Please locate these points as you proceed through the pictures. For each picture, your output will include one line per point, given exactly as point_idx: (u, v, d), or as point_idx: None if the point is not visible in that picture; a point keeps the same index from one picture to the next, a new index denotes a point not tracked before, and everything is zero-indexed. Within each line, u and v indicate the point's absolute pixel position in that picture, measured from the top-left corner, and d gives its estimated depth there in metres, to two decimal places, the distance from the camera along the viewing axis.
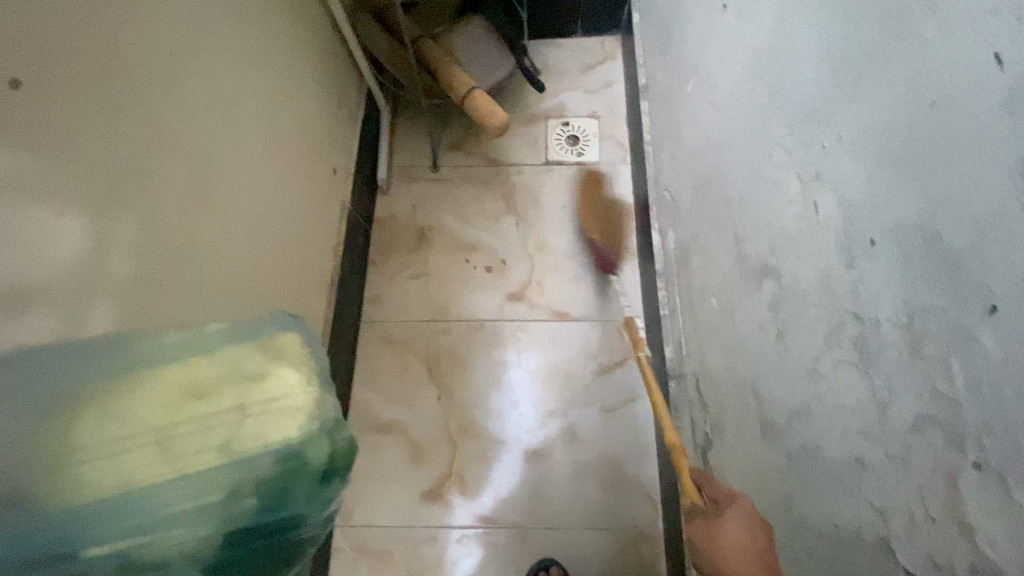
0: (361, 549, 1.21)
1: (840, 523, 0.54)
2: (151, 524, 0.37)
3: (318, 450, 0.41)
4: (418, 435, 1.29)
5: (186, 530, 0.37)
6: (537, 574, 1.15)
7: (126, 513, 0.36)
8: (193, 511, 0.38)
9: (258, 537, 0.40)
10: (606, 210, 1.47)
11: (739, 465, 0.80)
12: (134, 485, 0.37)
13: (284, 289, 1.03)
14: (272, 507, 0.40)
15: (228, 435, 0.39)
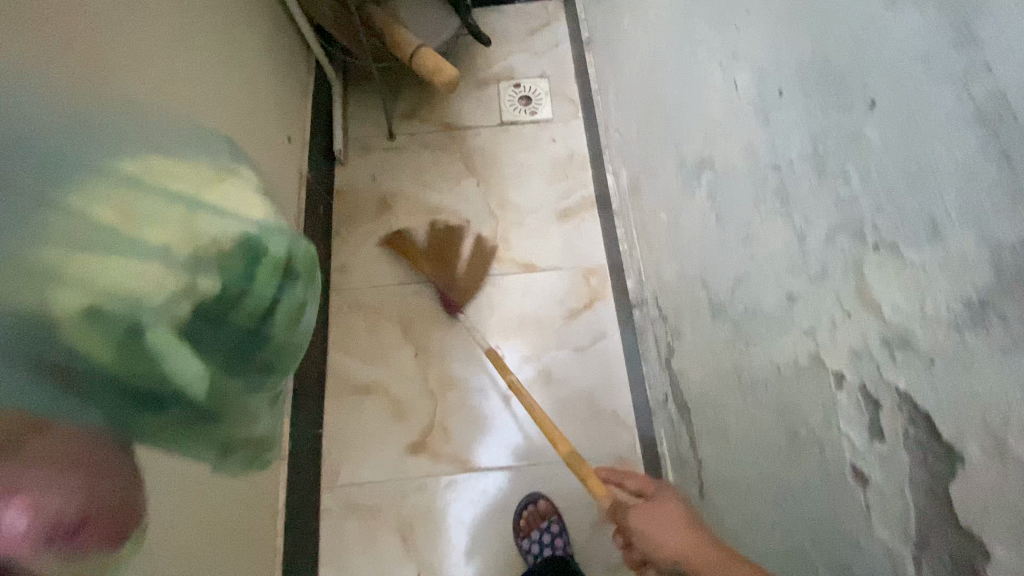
0: (350, 507, 1.22)
1: (780, 361, 0.59)
2: (117, 279, 0.31)
3: (281, 237, 0.42)
4: (398, 392, 1.32)
5: (159, 293, 0.33)
6: (526, 507, 1.19)
7: (90, 242, 0.31)
8: (167, 273, 0.34)
9: (226, 323, 0.38)
10: (562, 163, 1.51)
11: (697, 358, 0.85)
12: (75, 237, 0.30)
13: None
14: (242, 282, 0.38)
15: (198, 195, 0.37)
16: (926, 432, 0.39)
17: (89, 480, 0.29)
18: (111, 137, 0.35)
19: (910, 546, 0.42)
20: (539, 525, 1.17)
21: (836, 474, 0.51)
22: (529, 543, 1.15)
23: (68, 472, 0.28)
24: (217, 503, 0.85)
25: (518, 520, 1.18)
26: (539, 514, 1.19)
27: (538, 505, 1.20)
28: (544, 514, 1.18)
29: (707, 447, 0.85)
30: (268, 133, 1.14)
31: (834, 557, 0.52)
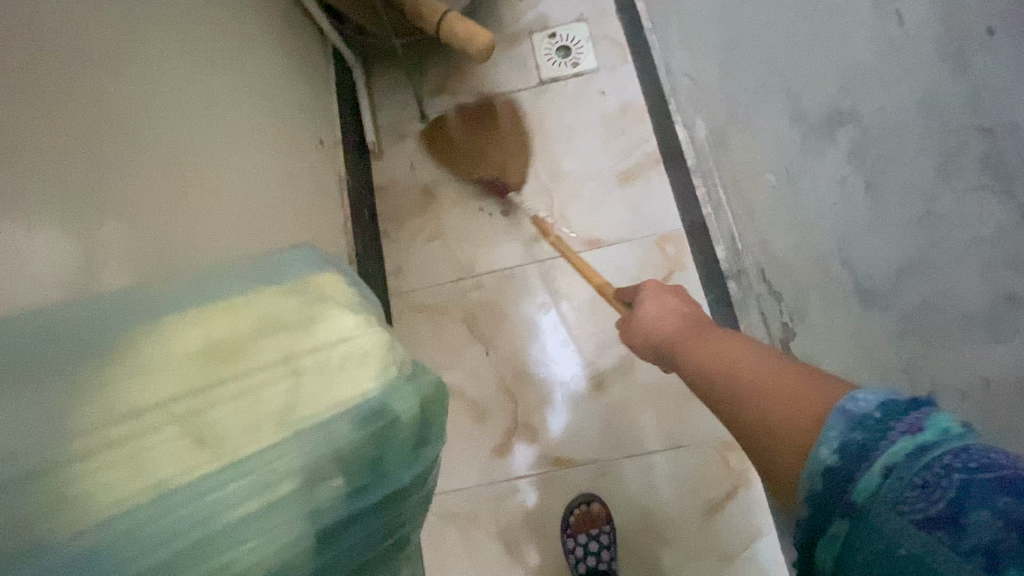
0: (446, 516, 1.20)
1: None
2: (243, 529, 0.41)
3: (398, 398, 0.49)
4: (475, 394, 1.26)
5: (282, 520, 0.42)
6: (575, 508, 1.14)
7: (211, 496, 0.41)
8: (282, 501, 0.43)
9: (361, 508, 0.47)
10: (615, 119, 1.34)
11: None
12: (215, 509, 0.40)
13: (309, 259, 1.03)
14: (362, 469, 0.47)
15: (299, 407, 0.46)
16: None
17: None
18: (181, 395, 0.44)
19: None
20: (587, 530, 1.11)
21: None
22: (575, 546, 1.10)
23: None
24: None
25: (566, 518, 1.13)
26: (590, 516, 1.12)
27: (592, 508, 1.13)
28: (596, 519, 1.12)
29: None
30: (293, 166, 1.04)
31: None
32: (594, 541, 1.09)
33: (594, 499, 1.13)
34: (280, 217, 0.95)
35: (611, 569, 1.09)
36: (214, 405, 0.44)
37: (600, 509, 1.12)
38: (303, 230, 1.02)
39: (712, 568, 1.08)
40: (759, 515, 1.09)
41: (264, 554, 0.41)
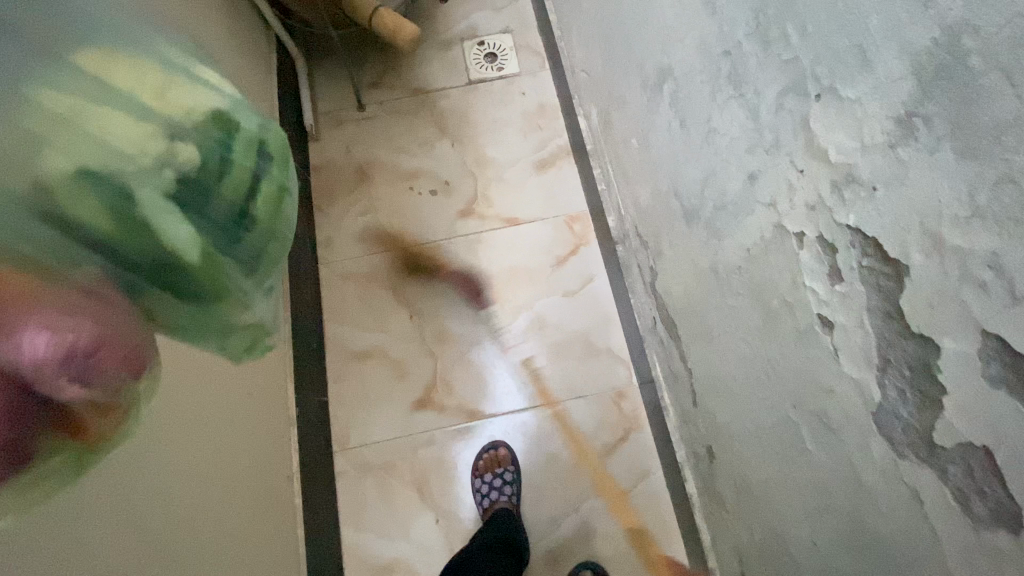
0: (363, 466, 1.26)
1: (749, 244, 0.62)
2: (59, 135, 0.28)
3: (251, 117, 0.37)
4: (397, 354, 1.35)
5: (109, 152, 0.29)
6: (484, 454, 1.25)
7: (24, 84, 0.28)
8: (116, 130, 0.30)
9: (212, 208, 0.34)
10: (534, 116, 1.52)
11: (678, 271, 0.89)
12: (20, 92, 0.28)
13: None
14: (222, 152, 0.34)
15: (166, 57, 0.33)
16: (876, 257, 0.42)
17: (99, 312, 0.27)
18: None
19: (873, 370, 0.45)
20: (495, 470, 1.22)
21: (806, 329, 0.54)
22: (481, 484, 1.20)
23: (80, 314, 0.26)
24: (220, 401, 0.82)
25: (476, 462, 1.24)
26: (497, 460, 1.23)
27: (498, 452, 1.24)
28: (501, 461, 1.23)
29: (696, 354, 0.88)
30: None
31: (815, 409, 0.55)
32: (497, 480, 1.20)
33: (499, 446, 1.25)
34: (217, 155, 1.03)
35: (514, 507, 1.19)
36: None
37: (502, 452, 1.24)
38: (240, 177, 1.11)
39: (606, 504, 1.20)
40: (647, 455, 1.22)
41: (99, 174, 0.29)
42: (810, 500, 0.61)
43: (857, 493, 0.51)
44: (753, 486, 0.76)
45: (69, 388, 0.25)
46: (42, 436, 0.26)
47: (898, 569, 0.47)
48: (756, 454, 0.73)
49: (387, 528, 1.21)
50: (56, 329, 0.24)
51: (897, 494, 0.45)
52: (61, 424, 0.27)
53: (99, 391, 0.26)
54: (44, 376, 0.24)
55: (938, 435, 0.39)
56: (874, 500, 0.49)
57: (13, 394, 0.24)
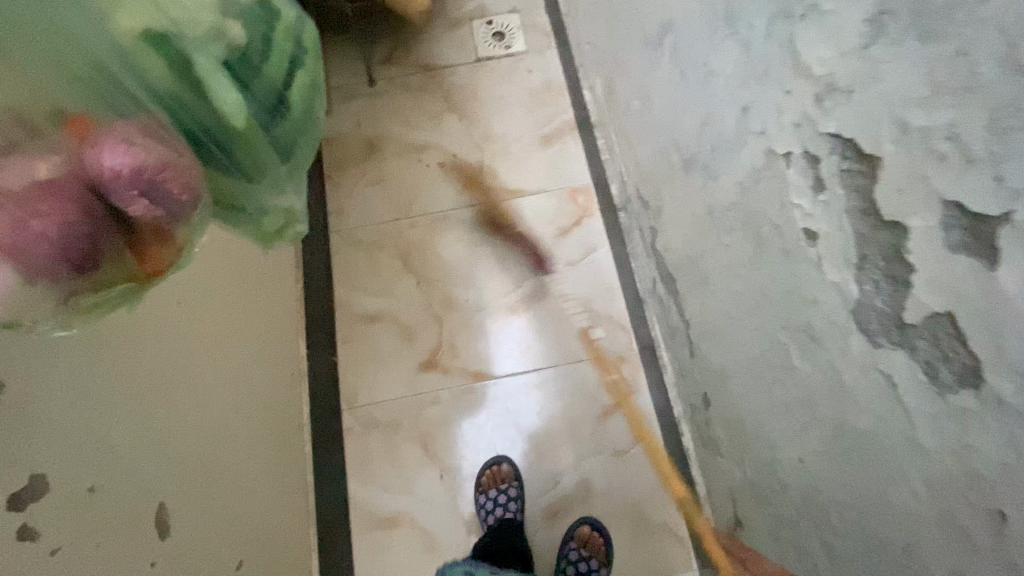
0: (370, 424, 1.30)
1: (741, 177, 0.66)
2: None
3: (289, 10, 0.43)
4: (405, 318, 1.39)
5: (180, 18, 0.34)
6: (488, 468, 1.24)
7: None
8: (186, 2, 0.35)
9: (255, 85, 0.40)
10: (540, 93, 1.57)
11: (677, 223, 0.92)
12: None
13: None
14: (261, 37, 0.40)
15: None
16: (854, 158, 0.46)
17: (168, 148, 0.32)
18: None
19: (852, 269, 0.49)
20: (498, 484, 1.22)
21: (793, 245, 0.57)
22: (485, 500, 1.20)
23: (149, 140, 0.31)
24: (229, 343, 0.92)
25: (480, 479, 1.23)
26: (499, 476, 1.23)
27: (501, 468, 1.24)
28: (504, 478, 1.22)
29: (693, 303, 0.92)
30: None
31: (801, 324, 0.59)
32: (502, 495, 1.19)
33: (502, 462, 1.24)
34: None
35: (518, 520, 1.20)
36: None
37: (500, 464, 1.24)
38: None
39: (604, 462, 1.24)
40: (646, 416, 1.26)
41: (172, 34, 0.34)
42: (795, 418, 0.64)
43: (838, 395, 0.55)
44: (744, 421, 0.80)
45: (138, 199, 0.30)
46: (114, 247, 0.31)
47: (874, 459, 0.51)
48: (747, 388, 0.76)
49: (392, 483, 1.25)
50: (132, 147, 0.30)
51: (874, 385, 0.49)
52: (129, 243, 0.32)
53: (163, 212, 0.32)
54: (118, 185, 0.29)
55: (909, 315, 0.43)
56: (853, 398, 0.52)
57: (88, 198, 0.29)
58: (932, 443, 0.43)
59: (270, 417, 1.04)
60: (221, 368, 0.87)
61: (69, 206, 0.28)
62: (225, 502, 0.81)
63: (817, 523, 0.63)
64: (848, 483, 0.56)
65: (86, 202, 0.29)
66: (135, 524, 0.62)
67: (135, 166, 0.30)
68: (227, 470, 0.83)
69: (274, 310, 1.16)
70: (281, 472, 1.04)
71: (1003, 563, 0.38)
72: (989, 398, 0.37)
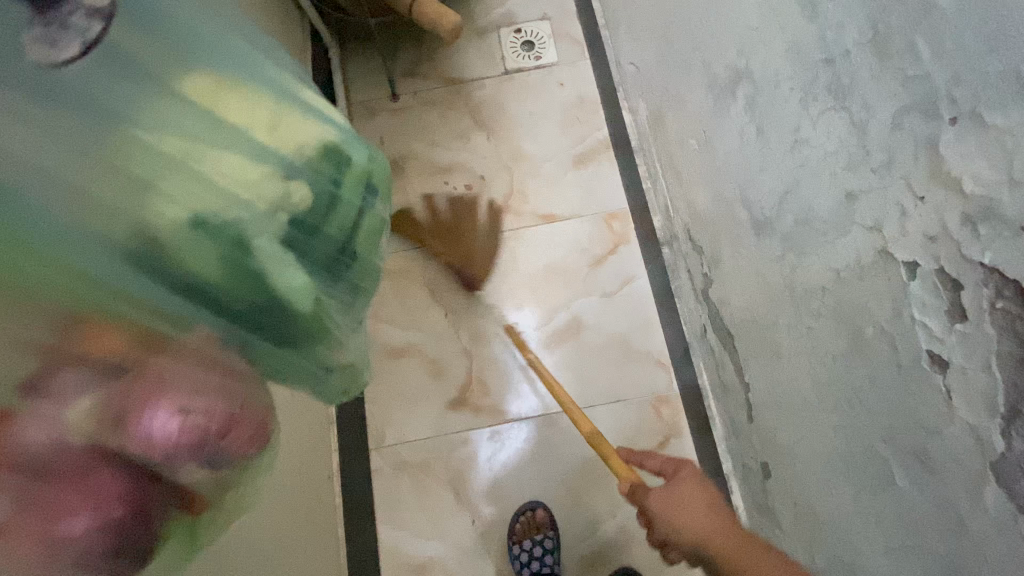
0: (399, 465, 1.26)
1: (838, 266, 0.58)
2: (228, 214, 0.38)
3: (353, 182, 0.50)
4: (433, 353, 1.34)
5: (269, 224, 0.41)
6: (523, 514, 1.19)
7: (194, 176, 0.37)
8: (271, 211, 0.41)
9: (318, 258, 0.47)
10: (573, 108, 1.47)
11: (739, 281, 0.85)
12: (204, 187, 0.37)
13: None
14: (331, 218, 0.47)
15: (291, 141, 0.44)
16: (1016, 302, 0.38)
17: (229, 394, 0.34)
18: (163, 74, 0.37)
19: (997, 418, 0.42)
20: (533, 535, 1.17)
21: (909, 362, 0.50)
22: (520, 551, 1.15)
23: (211, 399, 0.32)
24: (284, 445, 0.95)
25: (513, 525, 1.18)
26: (534, 523, 1.19)
27: (535, 514, 1.19)
28: (539, 526, 1.18)
29: (755, 368, 0.85)
30: None
31: (911, 447, 0.52)
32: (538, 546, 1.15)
33: (536, 507, 1.20)
34: None
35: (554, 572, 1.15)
36: (215, 103, 0.40)
37: (534, 510, 1.20)
38: None
39: None
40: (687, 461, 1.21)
41: (255, 239, 0.39)
42: (891, 535, 0.58)
43: (958, 538, 0.48)
44: (816, 509, 0.74)
45: (193, 466, 0.31)
46: (162, 506, 0.31)
47: None
48: (824, 479, 0.70)
49: (423, 527, 1.21)
50: (189, 417, 0.30)
51: (1015, 551, 0.42)
52: (176, 498, 0.32)
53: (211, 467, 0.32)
54: (176, 461, 0.30)
55: None
56: (981, 551, 0.46)
57: (134, 479, 0.29)
58: None
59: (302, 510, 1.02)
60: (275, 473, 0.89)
61: (115, 489, 0.29)
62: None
63: None
64: None
65: (121, 471, 0.29)
66: None
67: (196, 440, 0.30)
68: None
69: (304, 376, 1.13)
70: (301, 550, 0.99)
71: None
72: None
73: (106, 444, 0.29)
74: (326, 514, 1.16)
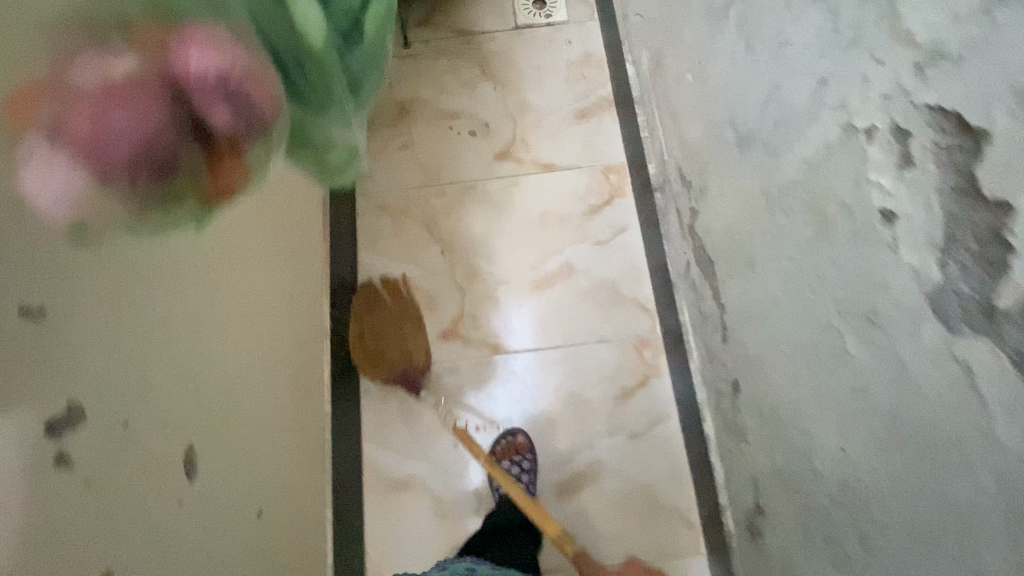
0: (387, 388, 1.30)
1: (809, 155, 0.63)
2: None
3: None
4: (427, 287, 1.38)
5: None
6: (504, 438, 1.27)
7: None
8: None
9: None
10: (579, 65, 1.52)
11: (723, 203, 0.90)
12: None
13: (301, 234, 1.18)
14: None
15: None
16: (955, 133, 0.43)
17: (244, 50, 0.37)
18: None
19: (935, 251, 0.46)
20: (512, 457, 1.25)
21: (864, 227, 0.55)
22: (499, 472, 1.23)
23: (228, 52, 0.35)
24: (224, 246, 0.82)
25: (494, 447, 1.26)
26: (514, 447, 1.26)
27: (516, 439, 1.26)
28: (519, 449, 1.25)
29: (731, 287, 0.90)
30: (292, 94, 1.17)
31: (863, 311, 0.56)
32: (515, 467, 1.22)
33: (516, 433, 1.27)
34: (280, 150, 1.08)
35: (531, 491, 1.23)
36: None
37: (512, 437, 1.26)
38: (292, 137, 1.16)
39: (619, 443, 1.25)
40: (664, 401, 1.27)
41: None
42: (840, 405, 0.63)
43: (897, 386, 0.53)
44: (778, 408, 0.79)
45: (221, 106, 0.34)
46: (192, 161, 0.34)
47: (932, 448, 0.49)
48: (787, 374, 0.75)
49: (408, 448, 1.26)
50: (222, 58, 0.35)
51: (946, 375, 0.47)
52: (208, 163, 0.35)
53: (239, 120, 0.36)
54: (205, 93, 0.34)
55: (998, 299, 0.41)
56: (916, 388, 0.50)
57: (170, 109, 0.33)
58: (1010, 437, 0.41)
59: (294, 421, 1.03)
60: (212, 268, 0.78)
61: (153, 108, 0.32)
62: (216, 465, 0.74)
63: (852, 513, 0.62)
64: (897, 474, 0.54)
65: (182, 119, 0.33)
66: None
67: (220, 73, 0.34)
68: (228, 430, 0.77)
69: (311, 312, 1.17)
70: (301, 462, 1.02)
71: None
72: None
73: (146, 78, 0.32)
74: (318, 433, 1.19)
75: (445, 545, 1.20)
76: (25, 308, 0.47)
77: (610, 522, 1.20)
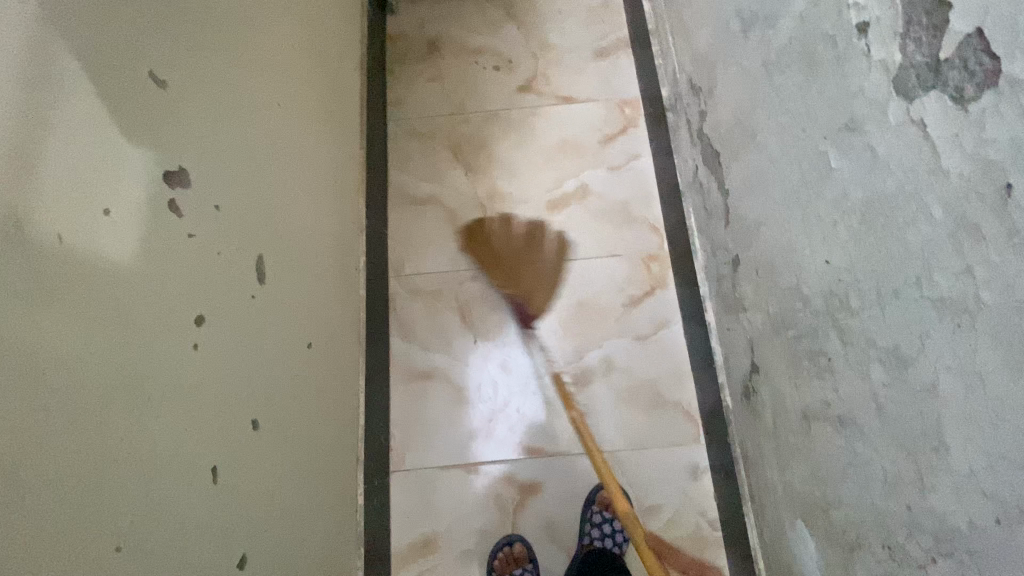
0: (414, 291, 1.40)
1: (801, 8, 0.73)
2: None
3: None
4: (452, 203, 1.48)
5: None
6: (516, 347, 1.35)
7: None
8: None
9: None
10: (598, 10, 1.65)
11: (727, 93, 1.00)
12: None
13: (351, 141, 1.30)
14: None
15: None
16: None
17: None
18: None
19: (897, 38, 0.56)
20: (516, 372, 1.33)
21: (845, 47, 0.65)
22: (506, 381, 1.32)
23: None
24: (285, 103, 0.93)
25: (503, 360, 1.34)
26: (522, 362, 1.34)
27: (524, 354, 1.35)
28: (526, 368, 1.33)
29: (734, 167, 0.99)
30: (340, 19, 1.30)
31: (844, 122, 0.66)
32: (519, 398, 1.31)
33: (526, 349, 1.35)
34: (333, 61, 1.21)
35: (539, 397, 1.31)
36: None
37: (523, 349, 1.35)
38: (342, 56, 1.28)
39: (628, 345, 1.34)
40: (669, 310, 1.36)
41: None
42: (825, 224, 0.72)
43: (869, 176, 0.62)
44: (773, 260, 0.88)
45: None
46: None
47: (897, 214, 0.58)
48: (780, 223, 0.84)
49: (430, 343, 1.36)
50: None
51: (904, 140, 0.56)
52: None
53: None
54: None
55: (943, 53, 0.51)
56: (886, 166, 0.60)
57: None
58: (953, 162, 0.50)
59: (346, 296, 1.14)
60: (277, 121, 0.89)
61: None
62: (281, 282, 0.84)
63: (834, 316, 0.72)
64: (871, 254, 0.63)
65: None
66: (173, 335, 0.59)
67: None
68: (286, 269, 0.87)
69: (354, 213, 1.28)
70: (348, 332, 1.13)
71: (1007, 233, 0.45)
72: (1005, 87, 0.44)
73: None
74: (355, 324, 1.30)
75: (463, 430, 1.29)
76: (153, 73, 0.59)
77: (615, 416, 1.29)
